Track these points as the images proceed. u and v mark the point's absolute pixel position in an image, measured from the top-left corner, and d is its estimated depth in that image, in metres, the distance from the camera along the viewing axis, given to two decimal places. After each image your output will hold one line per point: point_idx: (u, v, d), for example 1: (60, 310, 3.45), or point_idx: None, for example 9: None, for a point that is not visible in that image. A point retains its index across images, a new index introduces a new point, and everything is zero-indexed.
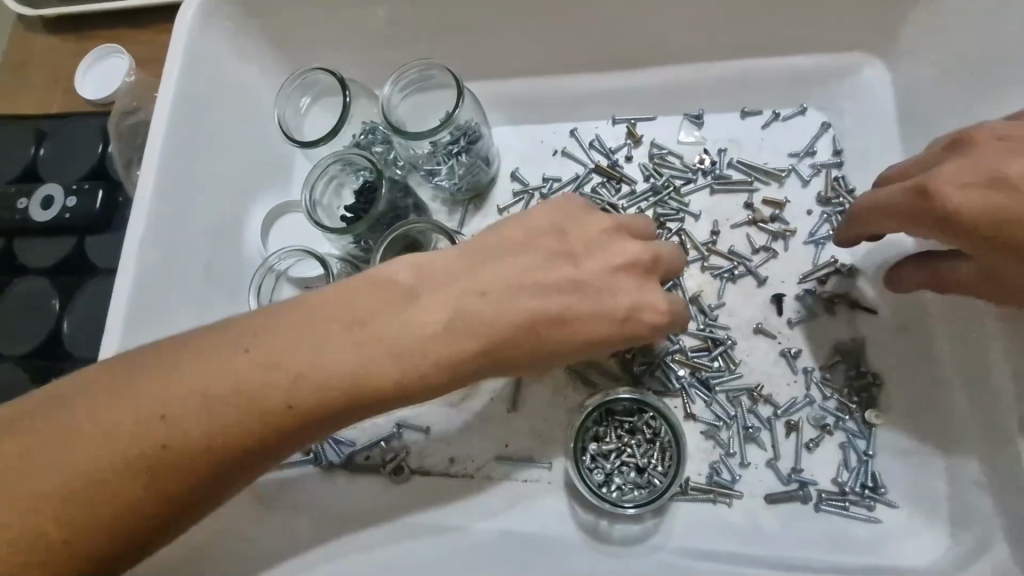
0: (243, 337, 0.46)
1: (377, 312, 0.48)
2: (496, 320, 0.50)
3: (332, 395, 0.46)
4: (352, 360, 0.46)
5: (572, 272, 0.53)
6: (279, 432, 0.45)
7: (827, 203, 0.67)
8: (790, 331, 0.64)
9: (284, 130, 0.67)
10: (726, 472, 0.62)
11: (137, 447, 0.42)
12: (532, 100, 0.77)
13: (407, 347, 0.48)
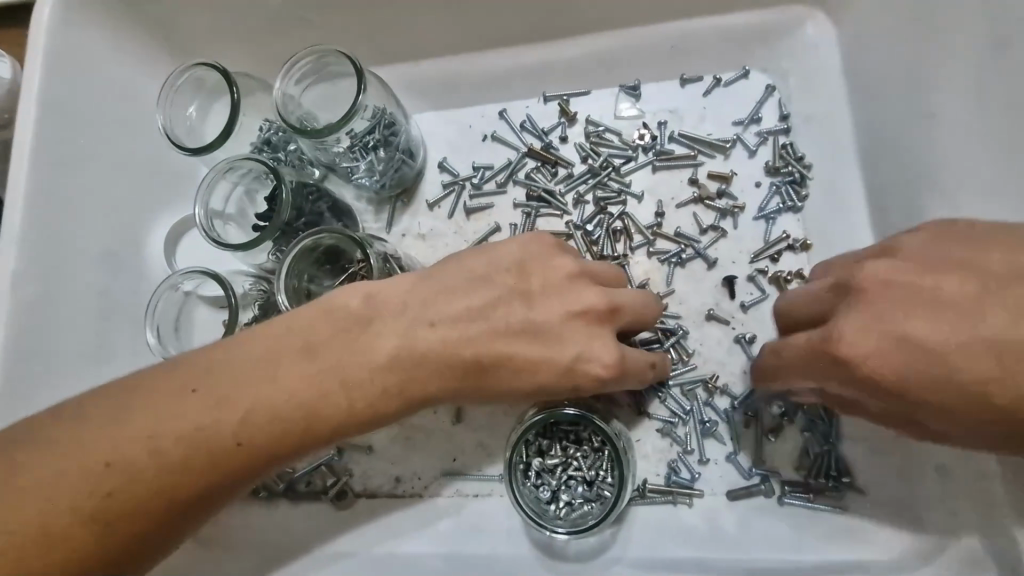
0: (189, 374, 0.43)
1: (332, 337, 0.45)
2: (414, 338, 0.45)
3: (288, 429, 0.43)
4: (302, 391, 0.43)
5: (492, 290, 0.48)
6: (230, 472, 0.43)
7: (776, 174, 0.62)
8: (744, 315, 0.60)
9: (170, 136, 0.60)
10: (686, 471, 0.58)
11: (80, 500, 0.40)
12: (457, 81, 0.70)
13: (362, 376, 0.44)
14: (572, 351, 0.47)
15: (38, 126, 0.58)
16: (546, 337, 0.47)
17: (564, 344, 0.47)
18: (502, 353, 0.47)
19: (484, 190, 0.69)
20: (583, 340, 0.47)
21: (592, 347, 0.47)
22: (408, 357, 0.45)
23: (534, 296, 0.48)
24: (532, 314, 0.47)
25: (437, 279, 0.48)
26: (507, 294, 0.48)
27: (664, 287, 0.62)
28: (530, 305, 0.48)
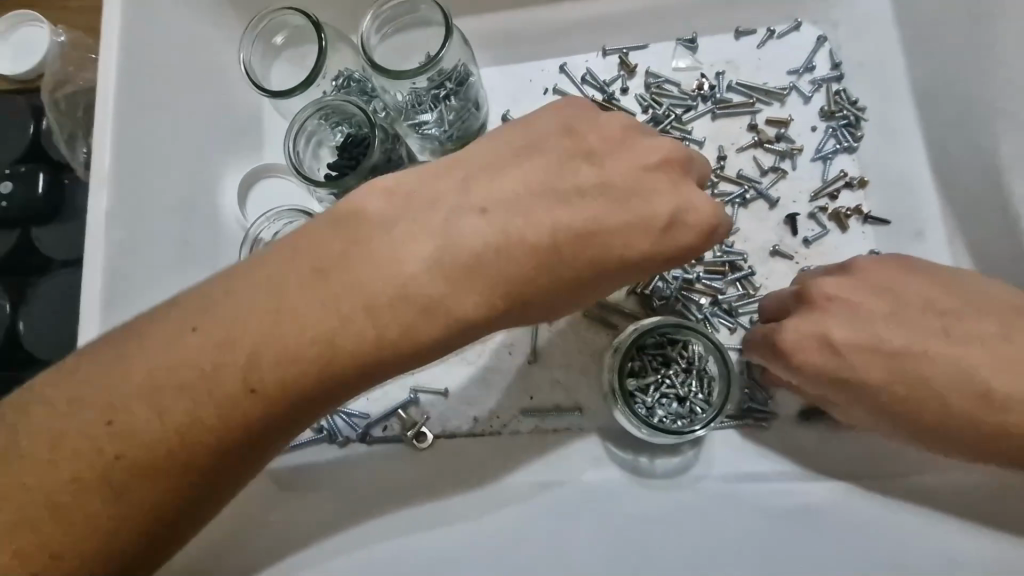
0: (187, 315, 0.41)
1: (339, 260, 0.42)
2: (446, 248, 0.43)
3: (307, 365, 0.41)
4: (315, 322, 0.41)
5: (532, 182, 0.46)
6: (246, 418, 0.40)
7: (831, 118, 0.66)
8: (807, 250, 0.64)
9: (252, 78, 0.60)
10: (760, 395, 0.62)
11: (88, 461, 0.38)
12: (519, 36, 0.72)
13: (380, 297, 0.42)
14: (664, 208, 0.46)
15: (120, 72, 0.58)
16: (614, 203, 0.46)
17: (651, 196, 0.46)
18: (582, 228, 0.45)
19: None
20: (671, 192, 0.46)
21: (679, 199, 0.46)
22: (434, 268, 0.43)
23: (595, 153, 0.48)
24: (596, 178, 0.47)
25: (459, 178, 0.46)
26: (561, 167, 0.47)
27: (730, 226, 0.65)
28: (595, 164, 0.47)
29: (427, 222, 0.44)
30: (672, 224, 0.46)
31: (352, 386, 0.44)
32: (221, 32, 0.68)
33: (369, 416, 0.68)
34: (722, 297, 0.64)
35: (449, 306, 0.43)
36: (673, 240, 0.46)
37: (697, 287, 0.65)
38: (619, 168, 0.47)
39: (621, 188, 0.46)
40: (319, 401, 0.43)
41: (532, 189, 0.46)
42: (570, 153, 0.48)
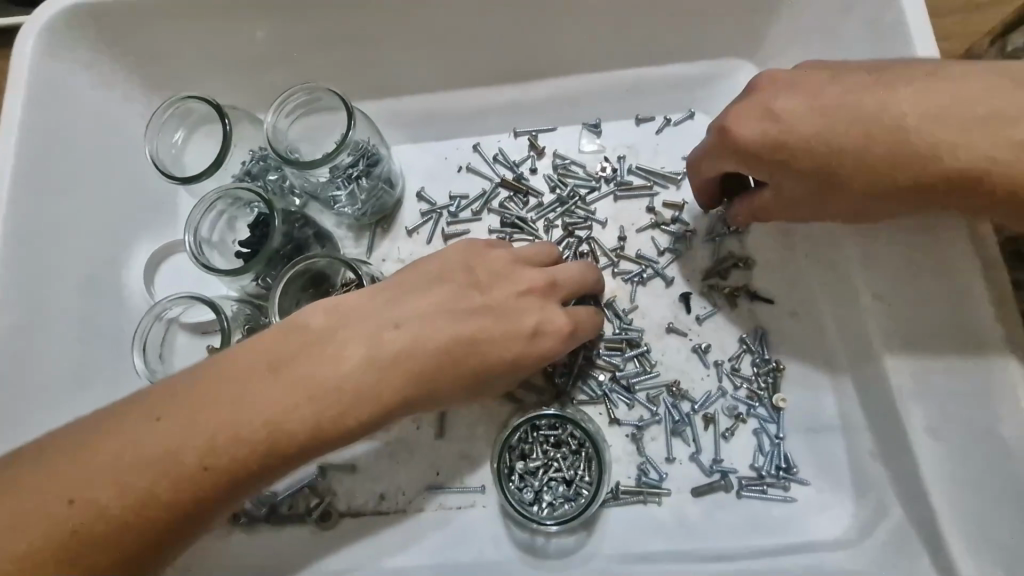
0: (151, 405, 0.43)
1: (283, 355, 0.45)
2: (379, 349, 0.46)
3: (251, 451, 0.43)
4: (258, 411, 0.43)
5: (443, 299, 0.50)
6: (195, 498, 0.42)
7: (722, 203, 0.70)
8: (700, 327, 0.67)
9: (159, 167, 0.62)
10: (654, 472, 0.64)
11: (49, 540, 0.39)
12: (431, 116, 0.75)
13: (324, 389, 0.44)
14: (531, 321, 0.52)
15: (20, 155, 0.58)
16: (497, 322, 0.51)
17: (526, 314, 0.52)
18: (476, 348, 0.49)
19: (460, 217, 0.73)
20: (539, 309, 0.53)
21: (546, 316, 0.53)
22: (373, 363, 0.46)
23: (484, 278, 0.53)
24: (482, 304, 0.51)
25: (385, 295, 0.49)
26: (466, 291, 0.51)
27: (629, 303, 0.69)
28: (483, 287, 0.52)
29: (361, 325, 0.47)
30: (538, 333, 0.52)
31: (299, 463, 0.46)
32: (135, 111, 0.69)
33: (276, 493, 0.67)
34: (620, 373, 0.66)
35: (381, 394, 0.46)
36: (536, 350, 0.52)
37: (598, 363, 0.67)
38: (505, 293, 0.53)
39: (498, 309, 0.51)
40: (261, 482, 0.45)
41: (434, 311, 0.49)
42: (465, 280, 0.52)
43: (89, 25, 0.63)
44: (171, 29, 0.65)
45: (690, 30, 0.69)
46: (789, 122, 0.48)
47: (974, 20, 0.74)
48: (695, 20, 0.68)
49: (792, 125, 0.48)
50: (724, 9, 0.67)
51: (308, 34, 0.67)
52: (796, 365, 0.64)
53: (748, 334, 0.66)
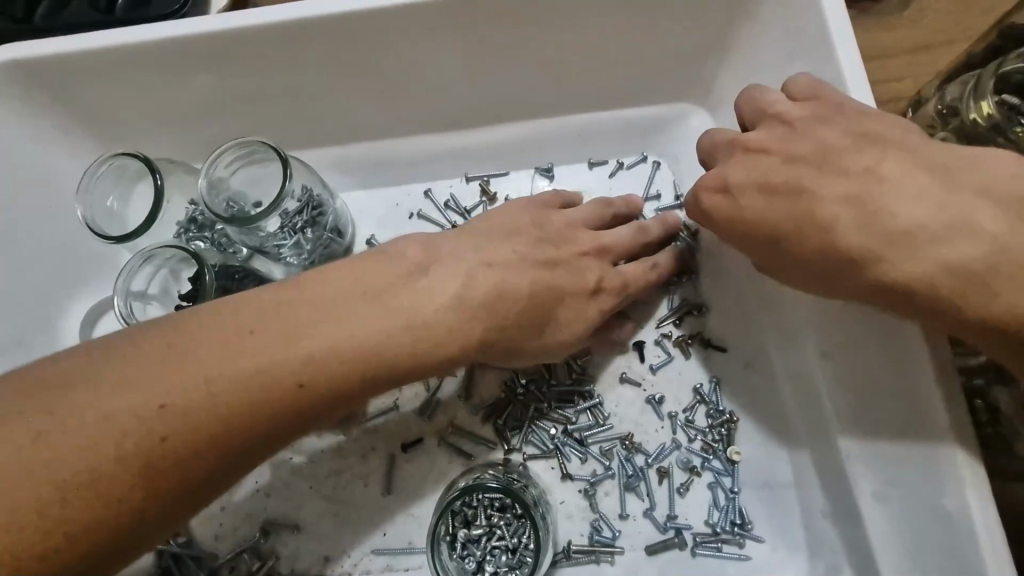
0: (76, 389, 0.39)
1: (170, 356, 0.41)
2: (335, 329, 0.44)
3: (141, 458, 0.39)
4: (145, 413, 0.39)
5: (366, 293, 0.47)
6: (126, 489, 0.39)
7: (668, 244, 0.67)
8: (653, 377, 0.66)
9: (92, 226, 0.61)
10: (607, 529, 0.62)
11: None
12: (381, 163, 0.74)
13: (271, 369, 0.42)
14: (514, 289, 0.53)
15: None
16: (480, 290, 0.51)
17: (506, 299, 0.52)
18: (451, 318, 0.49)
19: None
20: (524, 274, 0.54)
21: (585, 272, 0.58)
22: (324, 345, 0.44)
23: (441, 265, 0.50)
24: (464, 273, 0.51)
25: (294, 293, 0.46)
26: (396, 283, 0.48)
27: (582, 353, 0.67)
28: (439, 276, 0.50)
29: (264, 326, 0.43)
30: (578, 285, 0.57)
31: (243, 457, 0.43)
32: (73, 161, 0.68)
33: (218, 556, 0.65)
34: (572, 426, 0.65)
35: (276, 392, 0.42)
36: (529, 335, 0.55)
37: (549, 416, 0.65)
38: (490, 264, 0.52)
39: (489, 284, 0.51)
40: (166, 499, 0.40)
41: (362, 305, 0.46)
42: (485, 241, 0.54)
43: (18, 78, 0.61)
44: (108, 83, 0.64)
45: (638, 76, 0.68)
46: (741, 203, 0.52)
47: (925, 60, 0.74)
48: (642, 67, 0.68)
49: (742, 203, 0.52)
50: (669, 56, 0.66)
51: (249, 85, 0.66)
52: (749, 417, 0.63)
53: (701, 384, 0.64)
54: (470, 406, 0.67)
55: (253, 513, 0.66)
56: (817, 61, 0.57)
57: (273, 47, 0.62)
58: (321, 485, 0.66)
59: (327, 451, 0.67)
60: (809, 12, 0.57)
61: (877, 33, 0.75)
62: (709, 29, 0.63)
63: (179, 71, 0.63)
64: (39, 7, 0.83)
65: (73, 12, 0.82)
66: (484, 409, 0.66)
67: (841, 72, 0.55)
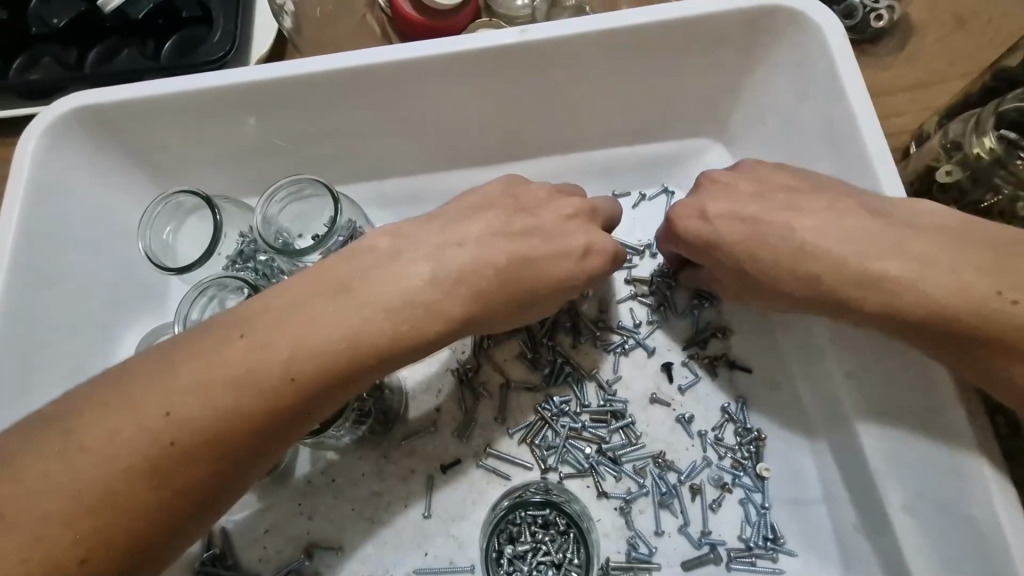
0: (167, 364, 0.44)
1: (264, 328, 0.46)
2: (393, 297, 0.49)
3: (234, 433, 0.44)
4: (252, 374, 0.44)
5: (404, 277, 0.50)
6: (224, 440, 0.43)
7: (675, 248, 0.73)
8: (682, 397, 0.68)
9: (152, 259, 0.64)
10: (644, 546, 0.64)
11: (51, 562, 0.39)
12: (415, 196, 0.78)
13: (341, 330, 0.47)
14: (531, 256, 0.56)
15: (16, 251, 0.61)
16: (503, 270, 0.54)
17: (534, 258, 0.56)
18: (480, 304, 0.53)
19: None
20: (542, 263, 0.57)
21: (592, 238, 0.59)
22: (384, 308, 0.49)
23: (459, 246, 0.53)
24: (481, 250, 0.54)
25: (337, 279, 0.49)
26: (428, 268, 0.51)
27: (613, 375, 0.70)
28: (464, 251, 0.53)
29: (326, 294, 0.48)
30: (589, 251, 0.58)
31: (318, 409, 0.47)
32: (129, 197, 0.71)
33: None
34: (606, 445, 0.67)
35: (347, 349, 0.47)
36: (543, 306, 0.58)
37: (584, 435, 0.68)
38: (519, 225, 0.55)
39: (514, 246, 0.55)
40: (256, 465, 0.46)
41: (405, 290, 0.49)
42: (492, 215, 0.57)
43: (85, 122, 0.66)
44: (165, 126, 0.68)
45: (661, 115, 0.73)
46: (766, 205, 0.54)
47: (923, 96, 0.79)
48: (663, 106, 0.72)
49: (719, 231, 0.58)
50: (690, 94, 0.71)
51: (296, 126, 0.70)
52: (775, 434, 0.66)
53: (729, 403, 0.67)
54: (506, 428, 0.69)
55: (297, 534, 0.68)
56: (830, 102, 0.62)
57: (323, 93, 0.67)
58: (362, 507, 0.68)
59: (368, 473, 0.69)
60: (822, 58, 0.62)
61: (877, 72, 0.81)
62: (727, 72, 0.68)
63: (232, 115, 0.68)
64: (92, 54, 0.88)
65: (123, 60, 0.87)
66: (520, 431, 0.69)
67: (852, 113, 0.60)
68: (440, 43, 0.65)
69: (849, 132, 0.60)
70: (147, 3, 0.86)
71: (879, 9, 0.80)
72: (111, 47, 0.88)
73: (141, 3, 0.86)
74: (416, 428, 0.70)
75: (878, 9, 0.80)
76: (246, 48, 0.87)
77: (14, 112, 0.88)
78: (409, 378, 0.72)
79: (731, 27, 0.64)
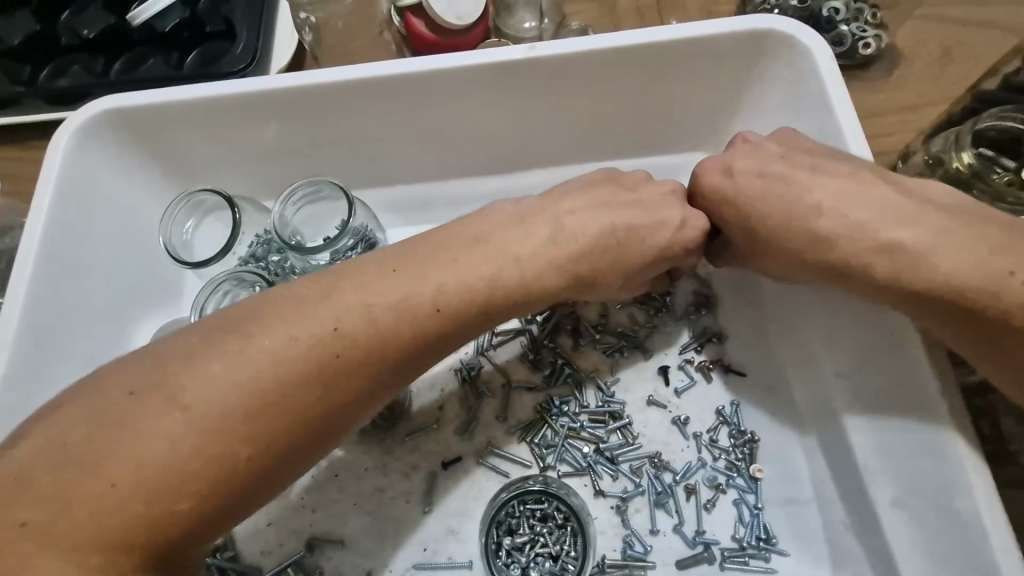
0: (324, 293, 0.50)
1: (414, 268, 0.53)
2: (452, 264, 0.54)
3: (384, 356, 0.50)
4: (404, 303, 0.51)
5: (424, 276, 0.53)
6: (379, 358, 0.49)
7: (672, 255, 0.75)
8: (678, 400, 0.71)
9: (171, 252, 0.67)
10: (638, 545, 0.65)
11: (225, 455, 0.44)
12: (422, 202, 0.81)
13: (473, 278, 0.54)
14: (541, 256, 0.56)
15: (44, 241, 0.64)
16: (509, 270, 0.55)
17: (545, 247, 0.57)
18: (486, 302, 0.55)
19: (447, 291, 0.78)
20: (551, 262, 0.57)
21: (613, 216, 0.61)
22: (497, 264, 0.55)
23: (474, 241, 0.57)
24: (485, 245, 0.56)
25: (354, 272, 0.52)
26: (442, 260, 0.54)
27: (611, 376, 0.72)
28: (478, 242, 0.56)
29: (457, 250, 0.55)
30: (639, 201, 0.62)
31: (448, 348, 0.54)
32: (152, 196, 0.75)
33: (263, 571, 0.67)
34: (604, 445, 0.69)
35: (479, 292, 0.53)
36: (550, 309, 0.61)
37: (582, 435, 0.70)
38: (554, 219, 0.59)
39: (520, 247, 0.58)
40: (295, 460, 0.47)
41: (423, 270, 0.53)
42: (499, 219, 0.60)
43: (114, 123, 0.69)
44: (190, 130, 0.72)
45: (660, 130, 0.77)
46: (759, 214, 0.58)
47: (910, 118, 0.84)
48: (663, 120, 0.76)
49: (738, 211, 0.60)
50: (689, 110, 0.75)
51: (315, 133, 0.74)
52: (768, 437, 0.68)
53: (724, 406, 0.69)
54: (506, 426, 0.71)
55: (300, 528, 0.69)
56: (819, 118, 0.66)
57: (337, 101, 0.71)
58: (365, 501, 0.69)
59: (371, 468, 0.70)
60: (810, 79, 0.66)
61: (865, 95, 0.85)
62: (723, 90, 0.72)
63: (255, 121, 0.72)
64: (118, 63, 0.92)
65: (147, 69, 0.91)
66: (520, 430, 0.71)
67: (840, 128, 0.63)
68: (449, 57, 0.68)
69: (836, 145, 0.63)
70: (173, 19, 0.91)
71: (867, 38, 0.85)
72: (138, 57, 0.92)
73: (168, 18, 0.91)
74: (417, 426, 0.72)
75: (866, 38, 0.85)
76: (266, 60, 0.91)
77: (40, 116, 0.92)
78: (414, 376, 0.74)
79: (727, 49, 0.68)
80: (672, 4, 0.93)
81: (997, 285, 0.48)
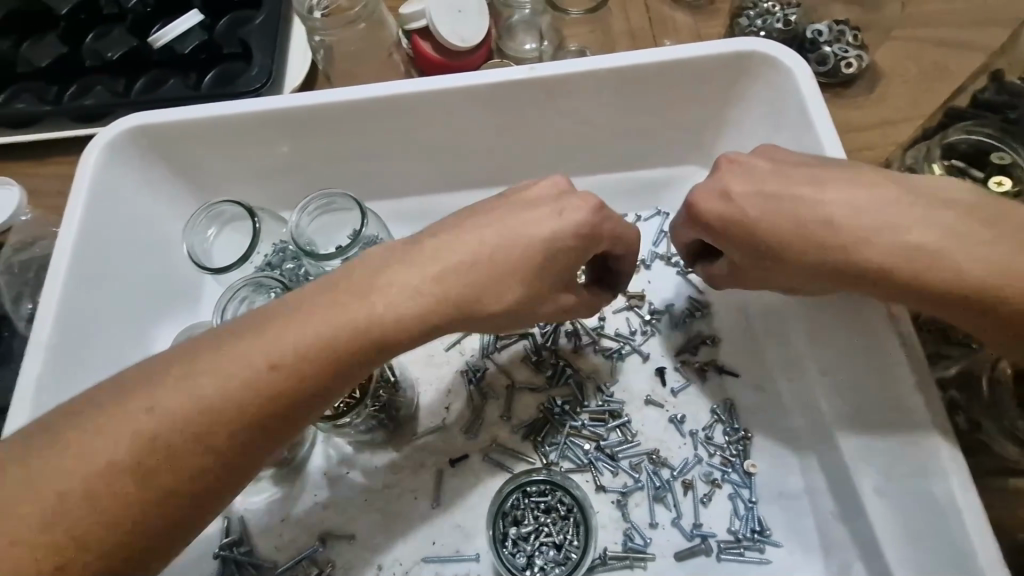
0: (208, 343, 0.49)
1: (311, 306, 0.51)
2: (355, 300, 0.51)
3: (271, 403, 0.48)
4: (297, 349, 0.49)
5: (317, 309, 0.51)
6: (268, 408, 0.48)
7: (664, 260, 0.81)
8: (674, 400, 0.74)
9: (194, 259, 0.71)
10: (639, 537, 0.68)
11: (108, 511, 0.44)
12: (431, 213, 0.85)
13: (375, 312, 0.51)
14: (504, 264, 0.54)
15: (74, 252, 0.67)
16: None
17: None
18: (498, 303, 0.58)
19: None
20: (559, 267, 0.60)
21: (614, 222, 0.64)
22: (408, 292, 0.52)
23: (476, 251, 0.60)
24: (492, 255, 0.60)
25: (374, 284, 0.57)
26: None
27: (610, 378, 0.76)
28: (467, 237, 0.54)
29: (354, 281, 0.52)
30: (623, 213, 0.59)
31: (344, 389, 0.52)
32: (174, 207, 0.79)
33: (277, 566, 0.70)
34: (604, 442, 0.72)
35: (378, 329, 0.51)
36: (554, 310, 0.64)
37: (583, 433, 0.73)
38: None
39: None
40: (193, 505, 0.48)
41: (412, 262, 0.53)
42: None
43: (141, 139, 0.74)
44: (212, 144, 0.76)
45: (654, 143, 0.81)
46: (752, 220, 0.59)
47: (890, 133, 0.88)
48: (657, 135, 0.80)
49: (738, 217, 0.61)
50: (682, 124, 0.79)
51: (328, 146, 0.78)
52: (761, 435, 0.71)
53: (718, 406, 0.73)
54: (510, 426, 0.75)
55: (311, 523, 0.71)
56: (802, 132, 0.70)
57: (349, 118, 0.75)
58: (375, 498, 0.72)
59: (380, 467, 0.73)
60: (791, 95, 0.71)
61: (849, 111, 0.90)
62: (714, 106, 0.77)
63: (272, 138, 0.76)
64: (138, 84, 0.97)
65: (169, 88, 0.96)
66: (524, 428, 0.74)
67: (820, 140, 0.67)
68: (453, 78, 0.73)
69: (818, 157, 0.67)
70: (192, 41, 0.96)
71: (848, 58, 0.90)
72: (157, 78, 0.97)
73: (188, 40, 0.96)
74: (426, 426, 0.75)
75: (847, 58, 0.90)
76: (281, 82, 0.97)
77: (62, 133, 0.95)
78: (419, 378, 0.78)
79: (716, 68, 0.73)
80: (664, 28, 0.99)
81: (976, 281, 0.51)
